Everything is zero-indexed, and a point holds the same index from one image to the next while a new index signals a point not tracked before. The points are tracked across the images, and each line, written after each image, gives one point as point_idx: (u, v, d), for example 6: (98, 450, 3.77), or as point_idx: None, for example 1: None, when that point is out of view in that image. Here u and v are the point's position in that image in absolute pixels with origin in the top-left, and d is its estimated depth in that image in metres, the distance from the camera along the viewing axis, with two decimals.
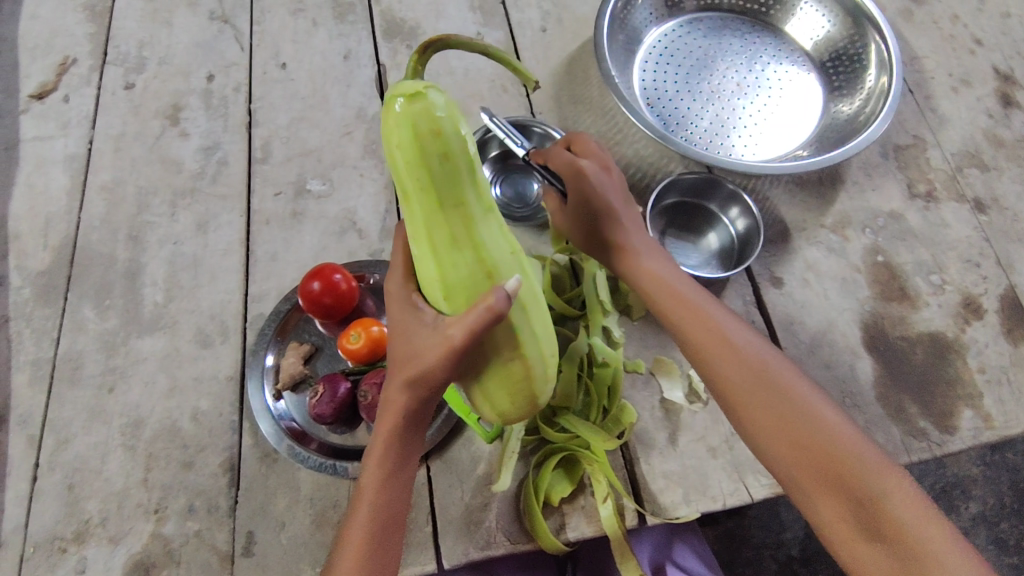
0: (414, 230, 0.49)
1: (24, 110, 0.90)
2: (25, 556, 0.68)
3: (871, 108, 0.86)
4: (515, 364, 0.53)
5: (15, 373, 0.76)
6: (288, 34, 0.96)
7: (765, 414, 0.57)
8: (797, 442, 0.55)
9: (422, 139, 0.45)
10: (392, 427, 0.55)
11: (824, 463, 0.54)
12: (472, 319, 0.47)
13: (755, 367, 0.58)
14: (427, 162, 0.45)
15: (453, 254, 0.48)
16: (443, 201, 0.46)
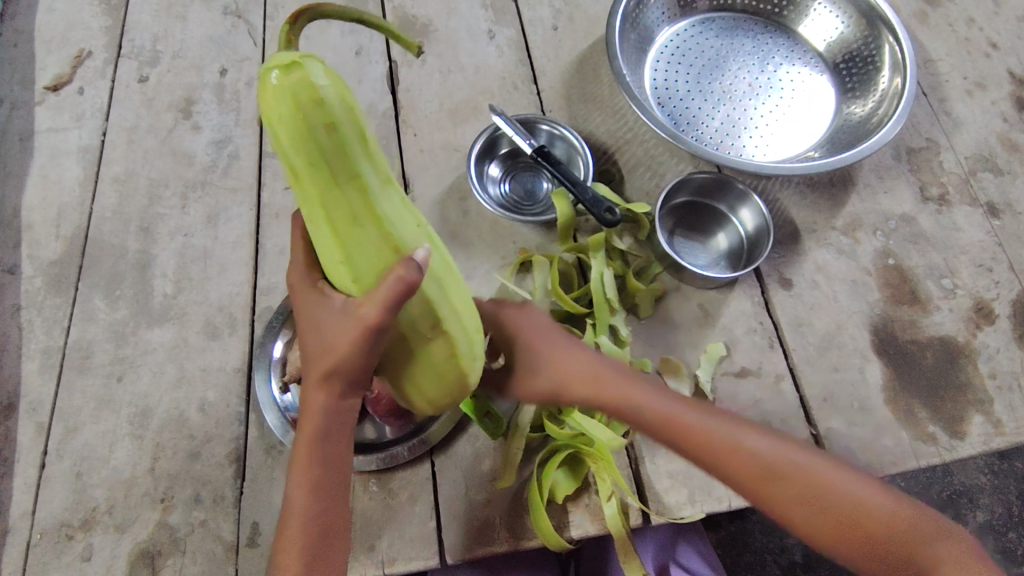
0: (309, 211, 0.46)
1: (39, 102, 0.91)
2: (32, 542, 0.69)
3: (884, 110, 0.85)
4: (435, 343, 0.52)
5: (26, 361, 0.77)
6: (301, 30, 0.96)
7: (759, 482, 0.55)
8: (795, 496, 0.55)
9: (302, 112, 0.42)
10: (311, 431, 0.53)
11: (816, 504, 0.54)
12: (384, 292, 0.46)
13: (724, 444, 0.56)
14: (313, 133, 0.42)
15: (355, 233, 0.46)
16: (336, 175, 0.44)
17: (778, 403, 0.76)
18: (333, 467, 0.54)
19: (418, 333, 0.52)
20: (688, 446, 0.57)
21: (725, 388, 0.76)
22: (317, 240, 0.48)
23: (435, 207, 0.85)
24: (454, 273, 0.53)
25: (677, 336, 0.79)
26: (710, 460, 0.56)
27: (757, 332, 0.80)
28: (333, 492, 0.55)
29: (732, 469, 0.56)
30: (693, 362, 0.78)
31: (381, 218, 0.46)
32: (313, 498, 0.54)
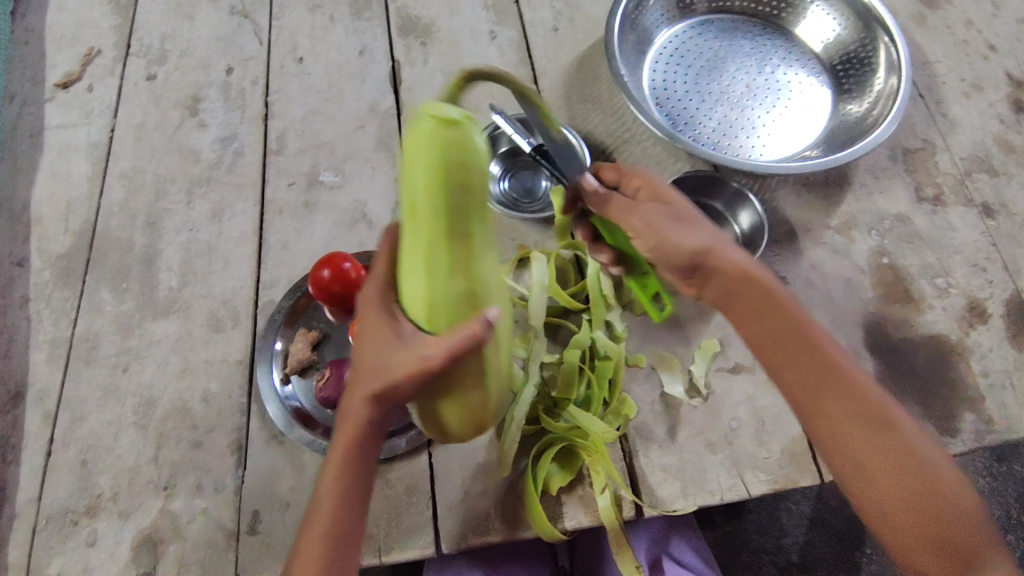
0: (414, 246, 0.52)
1: (49, 99, 0.93)
2: (38, 527, 0.70)
3: (879, 110, 0.86)
4: (474, 392, 0.60)
5: (34, 351, 0.78)
6: (306, 29, 0.98)
7: (848, 409, 0.57)
8: (880, 438, 0.57)
9: (446, 165, 0.47)
10: (349, 444, 0.55)
11: (893, 451, 0.56)
12: (456, 342, 0.52)
13: (808, 341, 0.60)
14: (446, 185, 0.48)
15: (444, 279, 0.53)
16: (450, 226, 0.50)
17: (771, 398, 0.77)
18: (361, 489, 0.56)
19: (463, 381, 0.59)
20: (761, 334, 0.61)
21: (718, 384, 0.77)
22: (409, 271, 0.54)
23: None
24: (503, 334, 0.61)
25: (672, 332, 0.80)
26: (804, 372, 0.59)
27: None
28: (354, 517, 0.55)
29: (821, 386, 0.58)
30: (687, 358, 0.79)
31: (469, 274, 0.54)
32: (341, 517, 0.54)
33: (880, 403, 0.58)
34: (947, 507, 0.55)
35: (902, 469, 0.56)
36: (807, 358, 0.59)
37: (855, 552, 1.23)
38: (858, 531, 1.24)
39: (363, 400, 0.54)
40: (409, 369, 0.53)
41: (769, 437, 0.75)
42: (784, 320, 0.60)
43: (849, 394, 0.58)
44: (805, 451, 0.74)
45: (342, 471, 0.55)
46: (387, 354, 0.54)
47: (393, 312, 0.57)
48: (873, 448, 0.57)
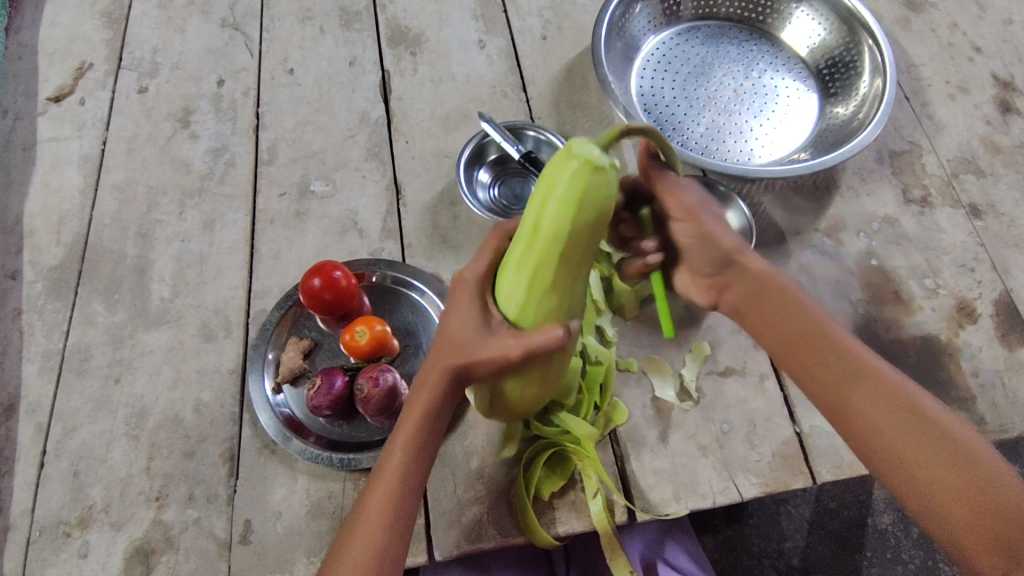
0: (525, 255, 0.54)
1: (42, 112, 0.94)
2: (31, 539, 0.70)
3: (865, 113, 0.87)
4: (533, 384, 0.63)
5: (26, 363, 0.78)
6: (296, 40, 0.99)
7: (876, 394, 0.58)
8: (907, 419, 0.56)
9: (585, 201, 0.50)
10: (423, 410, 0.60)
11: (920, 430, 0.56)
12: (535, 343, 0.55)
13: (808, 319, 0.63)
14: (577, 221, 0.51)
15: (542, 294, 0.55)
16: (566, 253, 0.53)
17: (761, 401, 0.77)
18: (428, 454, 0.61)
19: (528, 377, 0.62)
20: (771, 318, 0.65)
21: (709, 388, 0.78)
22: (510, 273, 0.56)
23: (425, 212, 0.87)
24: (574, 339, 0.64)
25: (663, 337, 0.81)
26: (827, 364, 0.61)
27: (741, 331, 0.81)
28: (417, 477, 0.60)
29: (843, 376, 0.60)
30: (677, 363, 0.79)
31: (566, 290, 0.56)
32: (406, 480, 0.59)
33: (904, 386, 0.58)
34: (993, 485, 0.53)
35: (936, 449, 0.55)
36: (826, 348, 0.61)
37: (855, 555, 1.23)
38: (858, 534, 1.24)
39: (444, 374, 0.59)
40: (493, 356, 0.56)
41: (760, 439, 0.75)
42: (800, 320, 0.64)
43: (871, 378, 0.59)
44: (795, 454, 0.74)
45: (416, 434, 0.60)
46: (471, 338, 0.58)
47: (485, 301, 0.59)
48: (898, 430, 0.56)
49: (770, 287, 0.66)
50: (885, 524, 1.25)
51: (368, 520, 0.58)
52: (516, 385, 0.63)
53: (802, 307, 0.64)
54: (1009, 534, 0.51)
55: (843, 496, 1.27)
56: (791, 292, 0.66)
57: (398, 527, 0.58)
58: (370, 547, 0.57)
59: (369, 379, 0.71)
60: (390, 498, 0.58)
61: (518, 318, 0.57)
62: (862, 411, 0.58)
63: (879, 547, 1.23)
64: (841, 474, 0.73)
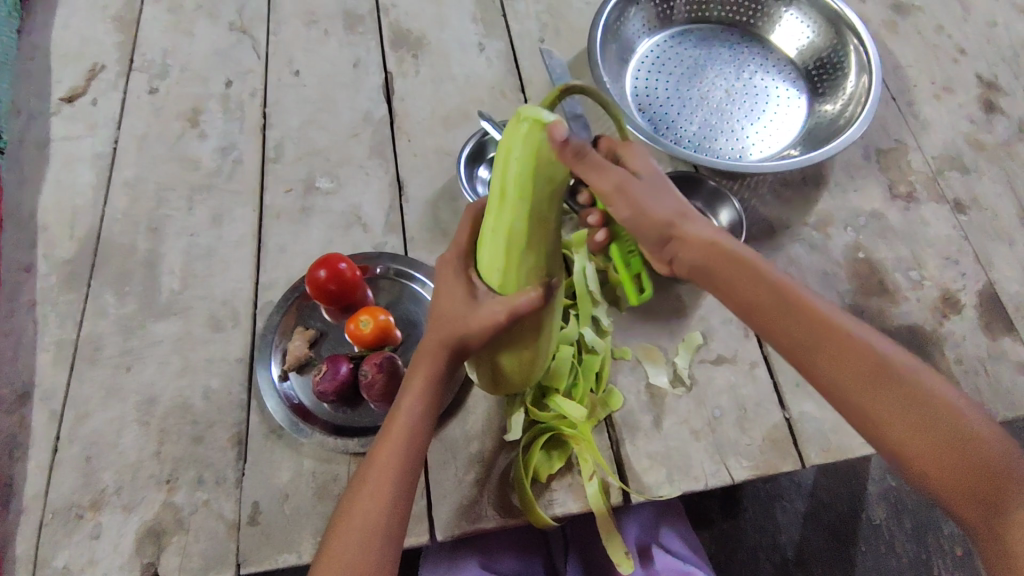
0: (497, 222, 0.57)
1: (54, 112, 0.97)
2: (44, 521, 0.73)
3: (852, 111, 0.90)
4: (527, 348, 0.66)
5: (40, 352, 0.81)
6: (302, 43, 1.02)
7: (844, 356, 0.56)
8: (877, 382, 0.55)
9: (540, 162, 0.52)
10: (424, 377, 0.63)
11: (893, 389, 0.54)
12: (519, 304, 0.58)
13: (769, 284, 0.61)
14: (536, 178, 0.53)
15: (520, 256, 0.58)
16: (533, 213, 0.55)
17: (752, 387, 0.80)
18: (427, 421, 0.64)
19: (520, 340, 0.65)
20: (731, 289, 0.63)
21: (701, 375, 0.80)
22: (487, 244, 0.60)
23: (426, 208, 0.90)
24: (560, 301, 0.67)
25: (656, 325, 0.83)
26: (793, 330, 0.59)
27: (732, 321, 0.84)
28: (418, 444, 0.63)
29: (810, 341, 0.58)
30: (670, 351, 0.82)
31: (542, 250, 0.59)
32: (407, 440, 0.62)
33: (867, 340, 0.57)
34: (970, 434, 0.52)
35: (911, 409, 0.54)
36: (783, 313, 0.59)
37: (850, 549, 1.25)
38: (852, 528, 1.26)
39: (441, 346, 0.62)
40: (485, 322, 0.60)
41: (751, 424, 0.77)
42: (758, 285, 0.61)
43: (833, 341, 0.57)
44: (785, 438, 0.77)
45: (419, 398, 0.63)
46: (461, 308, 0.61)
47: (470, 276, 0.63)
48: (873, 391, 0.55)
49: (721, 254, 0.63)
50: (879, 519, 1.27)
51: (370, 483, 0.60)
52: (508, 349, 0.66)
53: (755, 269, 0.62)
54: (992, 480, 0.51)
55: (838, 490, 1.29)
56: (740, 253, 0.63)
57: (400, 488, 0.60)
58: (375, 509, 0.59)
59: (372, 365, 0.73)
60: (392, 460, 0.61)
61: (502, 286, 0.61)
62: (828, 376, 0.57)
63: (873, 540, 1.25)
64: (829, 456, 0.76)
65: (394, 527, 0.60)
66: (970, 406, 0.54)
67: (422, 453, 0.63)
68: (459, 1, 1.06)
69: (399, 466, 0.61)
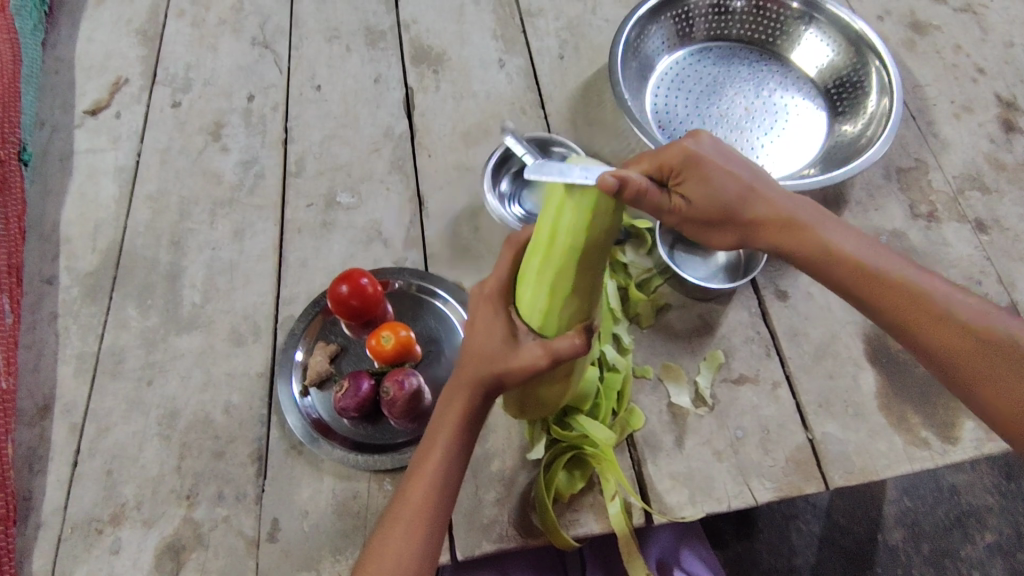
0: (543, 268, 0.57)
1: (78, 125, 0.98)
2: (63, 536, 0.72)
3: (872, 130, 0.90)
4: (559, 382, 0.66)
5: (62, 365, 0.81)
6: (324, 59, 1.03)
7: (947, 335, 0.61)
8: (977, 354, 0.60)
9: (598, 213, 0.53)
10: (456, 420, 0.63)
11: (994, 368, 0.59)
12: (563, 348, 0.58)
13: (853, 259, 0.66)
14: (593, 227, 0.54)
15: (564, 300, 0.58)
16: (583, 259, 0.55)
17: (775, 408, 0.79)
18: (460, 462, 0.64)
19: (556, 377, 0.66)
20: (812, 260, 0.67)
21: (723, 395, 0.80)
22: (530, 283, 0.58)
23: (447, 224, 0.90)
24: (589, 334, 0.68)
25: (677, 344, 0.83)
26: (895, 310, 0.63)
27: (754, 340, 0.83)
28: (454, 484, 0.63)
29: (914, 327, 0.63)
30: (692, 369, 0.81)
31: (584, 295, 0.59)
32: (443, 479, 0.62)
33: (964, 316, 0.61)
34: None
35: (1004, 364, 0.59)
36: (880, 296, 0.64)
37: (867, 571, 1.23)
38: (868, 550, 1.25)
39: (476, 386, 0.62)
40: (526, 365, 0.59)
41: (774, 445, 0.77)
42: (847, 263, 0.66)
43: (936, 324, 0.62)
44: (808, 459, 0.76)
45: (453, 440, 0.63)
46: (499, 347, 0.60)
47: (509, 312, 0.62)
48: (974, 363, 0.60)
49: (808, 241, 0.67)
50: (895, 541, 1.25)
51: (405, 522, 0.61)
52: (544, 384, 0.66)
53: (836, 253, 0.66)
54: None
55: (853, 511, 1.27)
56: (827, 243, 0.67)
57: (431, 529, 0.61)
58: (410, 545, 0.60)
59: (394, 382, 0.73)
60: (428, 497, 0.62)
61: (542, 326, 0.60)
62: (931, 352, 0.62)
63: (890, 563, 1.24)
64: (853, 480, 0.75)
65: (422, 568, 0.61)
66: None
67: (454, 494, 0.64)
68: (480, 18, 1.07)
69: (431, 506, 0.61)
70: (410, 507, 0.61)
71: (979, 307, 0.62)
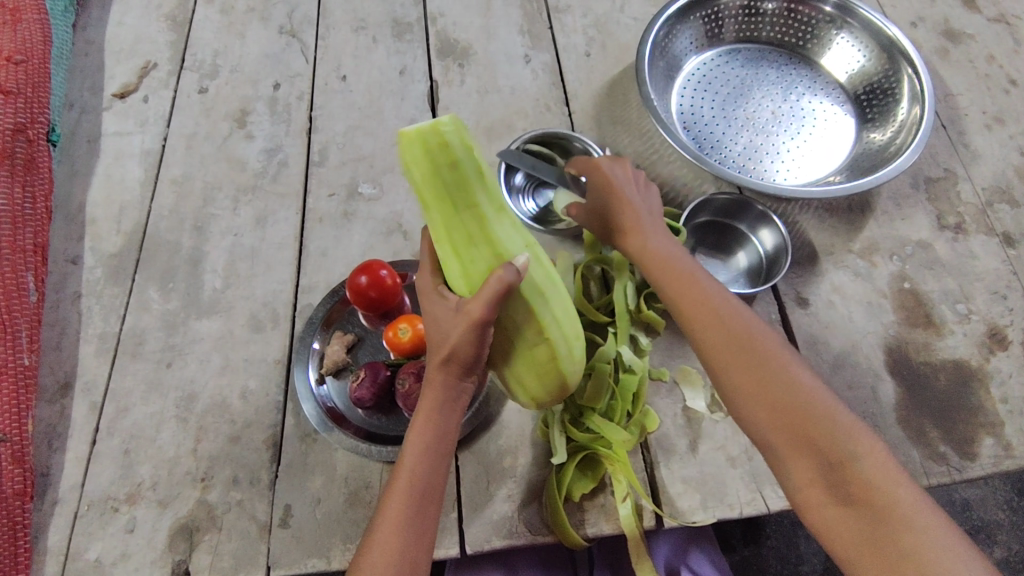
0: (436, 233, 0.59)
1: (106, 107, 0.99)
2: (80, 512, 0.73)
3: (902, 139, 0.88)
4: (540, 345, 0.62)
5: (84, 344, 0.82)
6: (349, 49, 1.03)
7: (753, 376, 0.59)
8: (779, 398, 0.58)
9: (434, 156, 0.54)
10: (429, 403, 0.62)
11: (824, 459, 0.55)
12: (486, 291, 0.55)
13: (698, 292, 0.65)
14: (438, 169, 0.54)
15: (470, 252, 0.58)
16: (454, 202, 0.56)
17: None
18: (441, 446, 0.62)
19: (526, 335, 0.62)
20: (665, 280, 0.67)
21: None
22: (440, 254, 0.60)
23: None
24: (564, 296, 0.63)
25: (694, 347, 0.82)
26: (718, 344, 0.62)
27: None
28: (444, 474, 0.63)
29: (731, 359, 0.61)
30: (709, 374, 0.81)
31: (490, 239, 0.58)
32: (421, 464, 0.61)
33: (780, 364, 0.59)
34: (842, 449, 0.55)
35: (795, 414, 0.57)
36: (711, 329, 0.62)
37: None
38: None
39: (438, 364, 0.61)
40: (462, 325, 0.57)
41: None
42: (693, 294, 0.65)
43: (774, 404, 0.58)
44: None
45: (430, 425, 0.62)
46: (445, 317, 0.60)
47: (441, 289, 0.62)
48: (774, 407, 0.58)
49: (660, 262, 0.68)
50: None
51: (388, 512, 0.59)
52: (515, 347, 0.63)
53: (693, 284, 0.65)
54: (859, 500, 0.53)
55: None
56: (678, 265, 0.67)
57: (414, 517, 0.59)
58: (391, 535, 0.58)
59: (409, 374, 0.73)
60: (407, 486, 0.60)
61: (469, 287, 0.59)
62: (753, 421, 0.60)
63: None
64: None
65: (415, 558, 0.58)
66: (886, 479, 0.53)
67: (439, 480, 0.62)
68: (506, 13, 1.06)
69: (424, 497, 0.60)
70: (393, 495, 0.60)
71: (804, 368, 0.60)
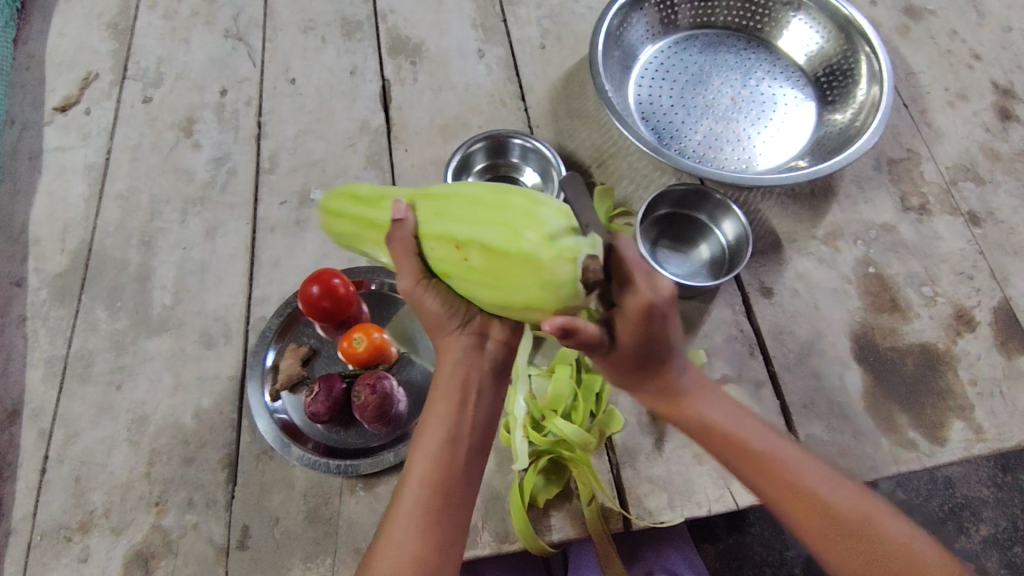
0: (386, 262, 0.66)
1: (47, 122, 0.96)
2: (32, 543, 0.71)
3: (862, 120, 0.87)
4: (467, 255, 0.54)
5: (30, 370, 0.80)
6: (298, 51, 1.00)
7: (811, 514, 0.57)
8: (839, 527, 0.57)
9: (330, 221, 0.66)
10: (447, 376, 0.60)
11: None
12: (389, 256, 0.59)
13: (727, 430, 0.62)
14: (336, 227, 0.66)
15: None
16: (355, 235, 0.64)
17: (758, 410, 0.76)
18: (464, 417, 0.59)
19: (454, 256, 0.55)
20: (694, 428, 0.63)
21: None
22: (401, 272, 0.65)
23: None
24: (482, 190, 0.56)
25: None
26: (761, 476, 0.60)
27: (737, 339, 0.81)
28: (461, 459, 0.59)
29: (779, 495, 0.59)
30: None
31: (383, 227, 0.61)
32: (445, 440, 0.58)
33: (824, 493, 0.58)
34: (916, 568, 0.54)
35: (860, 543, 0.56)
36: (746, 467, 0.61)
37: None
38: None
39: (447, 337, 0.61)
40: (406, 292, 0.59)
41: None
42: (718, 431, 0.62)
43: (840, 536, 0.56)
44: None
45: (451, 393, 0.59)
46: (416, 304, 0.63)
47: None
48: (840, 538, 0.56)
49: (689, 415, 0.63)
50: None
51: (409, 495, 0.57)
52: (455, 270, 0.56)
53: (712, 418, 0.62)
54: None
55: None
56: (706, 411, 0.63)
57: (440, 499, 0.57)
58: (410, 519, 0.56)
59: (365, 387, 0.70)
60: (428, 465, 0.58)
61: None
62: None
63: None
64: None
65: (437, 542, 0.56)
66: None
67: (465, 456, 0.59)
68: (458, 7, 1.04)
69: (433, 487, 0.57)
70: (413, 477, 0.58)
71: (840, 483, 0.59)
